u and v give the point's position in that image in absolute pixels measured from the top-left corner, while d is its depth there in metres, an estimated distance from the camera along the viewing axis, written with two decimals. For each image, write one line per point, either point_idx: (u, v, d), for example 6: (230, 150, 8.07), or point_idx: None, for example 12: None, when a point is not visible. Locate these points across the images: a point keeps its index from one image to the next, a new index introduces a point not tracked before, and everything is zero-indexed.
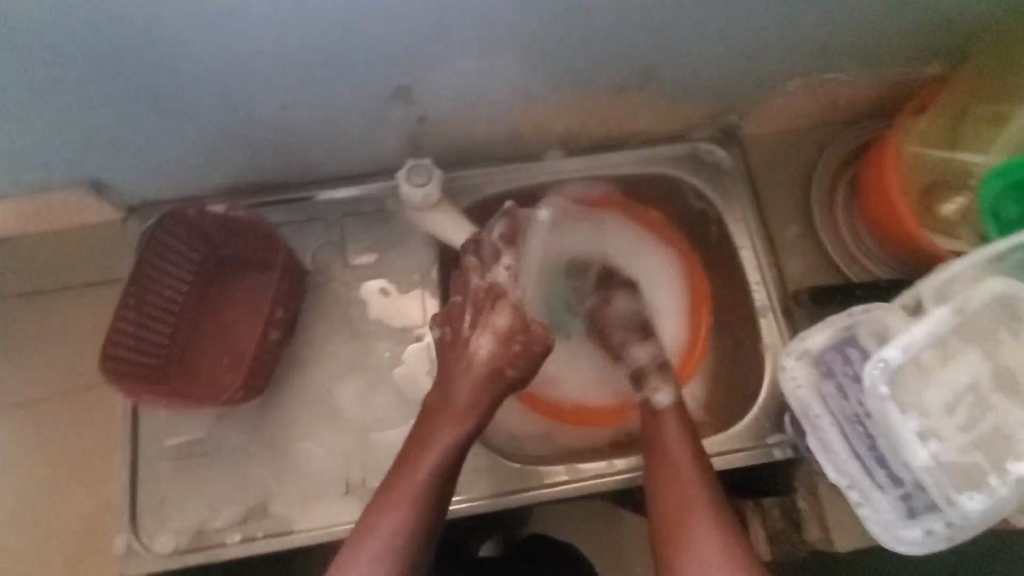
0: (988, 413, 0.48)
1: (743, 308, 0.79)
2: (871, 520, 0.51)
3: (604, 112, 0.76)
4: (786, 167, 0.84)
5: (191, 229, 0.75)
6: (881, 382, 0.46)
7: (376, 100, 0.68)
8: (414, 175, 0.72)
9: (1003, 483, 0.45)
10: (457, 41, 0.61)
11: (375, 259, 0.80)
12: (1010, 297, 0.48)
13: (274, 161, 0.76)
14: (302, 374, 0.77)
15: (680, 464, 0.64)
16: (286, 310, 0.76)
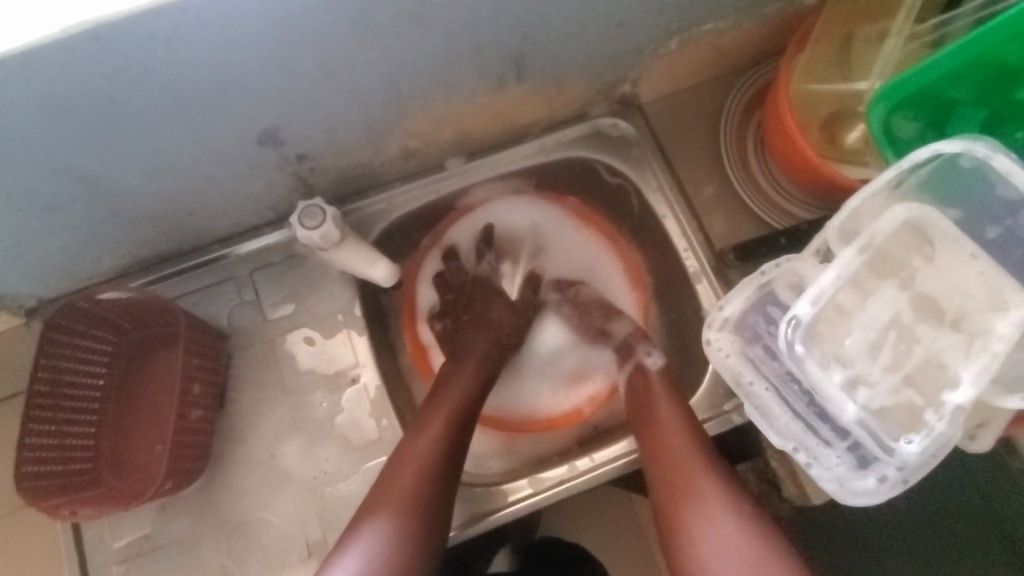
0: (915, 346, 0.50)
1: (676, 278, 0.79)
2: (825, 477, 0.50)
3: (488, 112, 0.73)
4: (689, 125, 0.81)
5: (88, 320, 0.67)
6: (796, 338, 0.47)
7: (245, 149, 0.63)
8: (305, 219, 0.68)
9: (940, 419, 0.46)
10: (307, 71, 0.56)
11: (293, 309, 0.76)
12: (916, 223, 0.50)
13: (159, 231, 0.70)
14: (239, 443, 0.72)
15: (645, 442, 0.64)
16: (204, 386, 0.70)
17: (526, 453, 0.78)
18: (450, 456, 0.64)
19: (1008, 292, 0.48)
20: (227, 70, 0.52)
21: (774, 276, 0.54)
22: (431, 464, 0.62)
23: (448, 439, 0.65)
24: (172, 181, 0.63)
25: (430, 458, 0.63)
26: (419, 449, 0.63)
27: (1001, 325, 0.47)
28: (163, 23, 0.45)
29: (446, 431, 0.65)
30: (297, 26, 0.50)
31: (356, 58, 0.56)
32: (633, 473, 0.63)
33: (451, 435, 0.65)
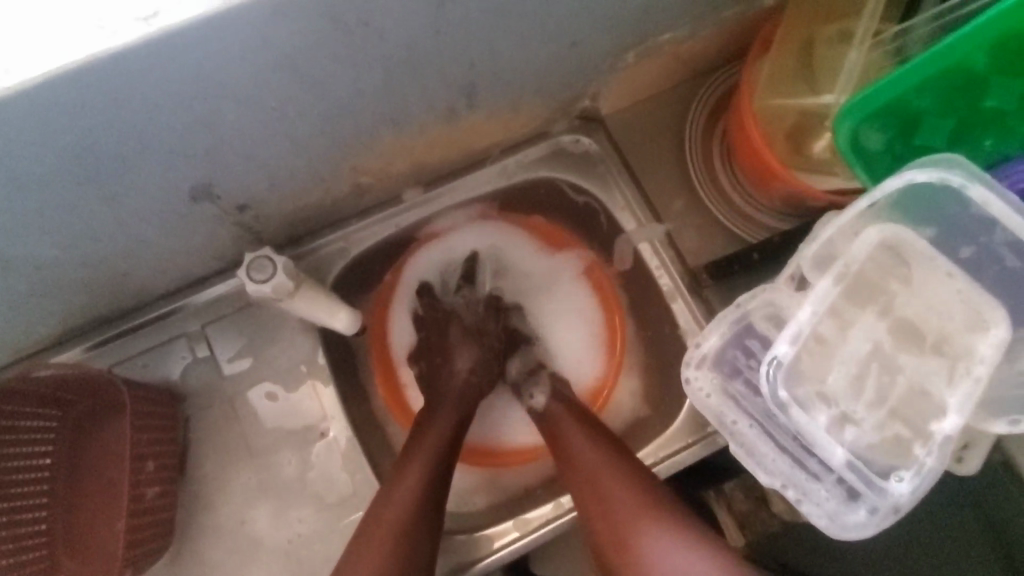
0: (897, 376, 0.48)
1: (651, 297, 0.77)
2: (816, 515, 0.49)
3: (441, 141, 0.69)
4: (653, 137, 0.78)
5: (26, 397, 0.60)
6: (779, 383, 0.45)
7: (178, 206, 0.58)
8: (255, 271, 0.63)
9: (930, 453, 0.44)
10: (234, 121, 0.51)
11: (251, 363, 0.71)
12: (889, 246, 0.48)
13: (95, 295, 0.65)
14: (206, 512, 0.68)
15: (610, 476, 0.63)
16: (160, 460, 0.65)
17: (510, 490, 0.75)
18: (426, 512, 0.62)
19: (987, 311, 0.46)
20: (143, 133, 0.47)
21: (751, 308, 0.51)
22: (407, 523, 0.60)
23: (423, 493, 0.63)
24: (102, 247, 0.58)
25: (407, 517, 0.61)
26: (392, 507, 0.61)
27: (983, 346, 0.46)
28: (59, 98, 0.40)
29: (422, 485, 0.63)
30: (216, 84, 0.46)
31: (289, 104, 0.52)
32: (594, 507, 0.62)
33: (426, 488, 0.63)
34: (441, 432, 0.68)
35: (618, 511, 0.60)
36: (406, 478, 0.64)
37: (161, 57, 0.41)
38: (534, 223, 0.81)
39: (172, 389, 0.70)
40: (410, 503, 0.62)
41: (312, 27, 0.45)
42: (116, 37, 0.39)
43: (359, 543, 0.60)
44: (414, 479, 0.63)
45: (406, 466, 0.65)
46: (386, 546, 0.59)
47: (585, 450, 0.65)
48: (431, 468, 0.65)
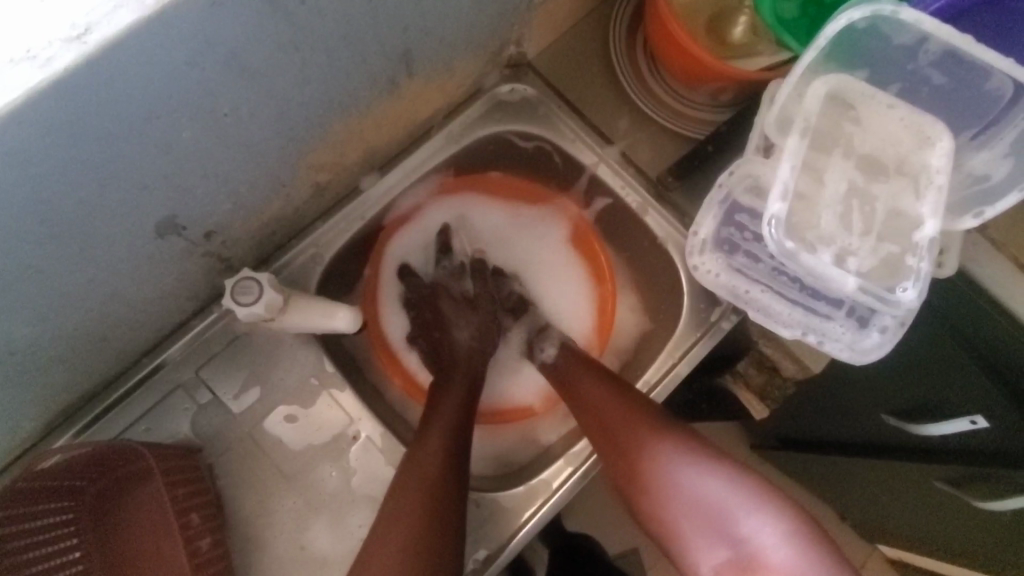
0: (876, 204, 0.53)
1: (624, 216, 0.80)
2: (838, 349, 0.54)
3: (386, 119, 0.68)
4: (583, 68, 0.80)
5: (36, 496, 0.55)
6: (782, 235, 0.49)
7: (145, 246, 0.55)
8: (241, 294, 0.61)
9: (922, 260, 0.49)
10: (187, 138, 0.48)
11: (260, 392, 0.69)
12: (839, 93, 0.52)
13: (74, 368, 0.60)
14: (260, 551, 0.65)
15: (612, 421, 0.67)
16: (202, 510, 0.63)
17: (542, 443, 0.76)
18: (447, 488, 0.61)
19: (930, 129, 0.51)
20: (96, 169, 0.44)
21: (731, 185, 0.55)
22: (432, 502, 0.60)
23: (443, 474, 0.61)
24: (75, 312, 0.54)
25: (427, 498, 0.60)
26: (412, 491, 0.60)
27: (935, 157, 0.51)
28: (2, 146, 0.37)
29: (440, 467, 0.62)
30: (166, 97, 0.44)
31: (240, 107, 0.50)
32: (612, 449, 0.67)
33: (446, 467, 0.62)
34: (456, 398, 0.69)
35: (632, 447, 0.66)
36: (421, 463, 0.62)
37: (107, 76, 0.38)
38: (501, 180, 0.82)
39: (186, 442, 0.67)
40: (429, 484, 0.61)
41: (254, 14, 0.43)
42: (52, 65, 0.35)
43: (381, 531, 0.59)
44: (431, 460, 0.62)
45: (420, 451, 0.63)
46: (417, 507, 0.59)
47: (592, 392, 0.69)
48: (450, 448, 0.64)
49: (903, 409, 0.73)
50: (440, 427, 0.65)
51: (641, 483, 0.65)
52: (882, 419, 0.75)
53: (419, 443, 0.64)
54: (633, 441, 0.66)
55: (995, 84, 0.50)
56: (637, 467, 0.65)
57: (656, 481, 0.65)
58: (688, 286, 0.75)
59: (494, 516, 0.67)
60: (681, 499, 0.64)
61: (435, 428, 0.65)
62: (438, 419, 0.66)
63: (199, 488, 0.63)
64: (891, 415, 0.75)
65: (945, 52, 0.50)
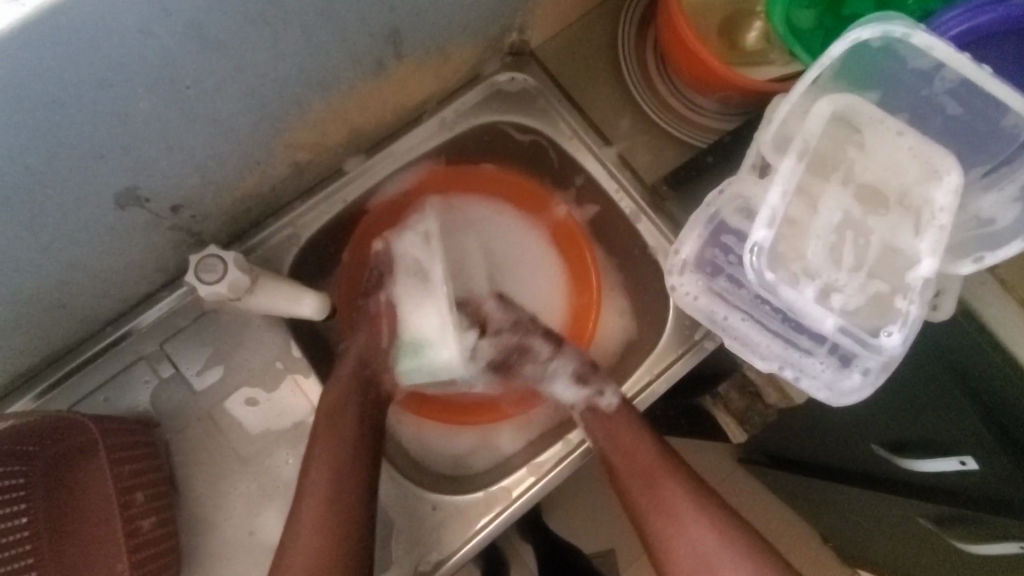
0: (870, 237, 0.49)
1: (616, 221, 0.76)
2: (815, 388, 0.51)
3: (371, 100, 0.65)
4: (589, 61, 0.76)
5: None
6: (764, 267, 0.46)
7: (103, 217, 0.53)
8: (204, 272, 0.60)
9: (911, 303, 0.46)
10: (144, 110, 0.46)
11: (223, 371, 0.67)
12: (845, 115, 0.49)
13: (30, 334, 0.59)
14: (210, 531, 0.64)
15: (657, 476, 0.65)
16: (149, 488, 0.62)
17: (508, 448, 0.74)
18: (342, 512, 0.59)
19: (938, 161, 0.47)
20: (43, 138, 0.42)
21: (720, 204, 0.51)
22: (321, 531, 0.59)
23: (333, 487, 0.60)
24: (27, 279, 0.53)
25: (319, 519, 0.59)
26: (303, 518, 0.59)
27: (941, 194, 0.47)
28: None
29: (329, 480, 0.60)
30: (120, 64, 0.41)
31: (205, 78, 0.47)
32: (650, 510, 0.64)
33: (334, 474, 0.61)
34: (353, 362, 0.68)
35: (668, 506, 0.63)
36: (309, 489, 0.60)
37: (49, 42, 0.36)
38: (499, 175, 0.78)
39: (143, 416, 0.66)
40: (318, 512, 0.59)
41: None
42: None
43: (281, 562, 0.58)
44: (315, 489, 0.60)
45: (307, 477, 0.61)
46: (316, 492, 0.60)
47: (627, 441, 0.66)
48: (333, 473, 0.60)
49: (892, 441, 0.69)
50: (324, 431, 0.62)
51: (681, 548, 0.62)
52: (869, 448, 0.72)
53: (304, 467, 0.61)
54: (669, 498, 0.64)
55: (1013, 121, 0.47)
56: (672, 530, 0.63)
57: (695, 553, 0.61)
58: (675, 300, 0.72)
59: (450, 519, 0.66)
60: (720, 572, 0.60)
61: (318, 447, 0.62)
62: (315, 432, 0.62)
63: (151, 464, 0.63)
64: (881, 445, 0.71)
65: (963, 81, 0.47)
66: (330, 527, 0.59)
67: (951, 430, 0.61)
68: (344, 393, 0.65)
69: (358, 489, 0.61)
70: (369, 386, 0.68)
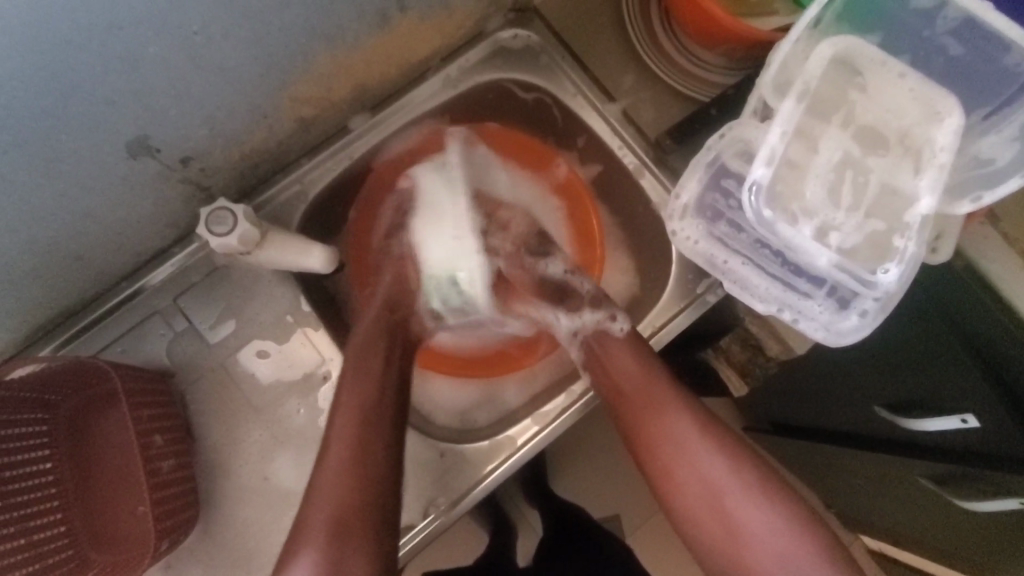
0: (870, 178, 0.50)
1: (619, 177, 0.77)
2: (813, 328, 0.52)
3: (376, 54, 0.66)
4: (592, 16, 0.76)
5: (12, 404, 0.58)
6: (762, 205, 0.47)
7: (116, 166, 0.54)
8: (215, 224, 0.61)
9: (907, 244, 0.47)
10: (155, 56, 0.47)
11: (236, 324, 0.69)
12: (845, 56, 0.49)
13: (48, 286, 0.61)
14: (227, 476, 0.67)
15: (655, 395, 0.64)
16: (167, 433, 0.63)
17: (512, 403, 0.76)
18: (373, 447, 0.60)
19: (939, 101, 0.47)
20: (55, 80, 0.43)
21: (721, 148, 0.52)
22: (353, 467, 0.58)
23: (364, 421, 0.60)
24: (45, 227, 0.54)
25: (348, 455, 0.58)
26: (333, 463, 0.58)
27: (941, 135, 0.47)
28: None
29: (362, 417, 0.61)
30: (128, 7, 0.42)
31: (211, 25, 0.48)
32: (645, 429, 0.64)
33: (367, 411, 0.61)
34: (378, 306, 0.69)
35: (670, 441, 0.63)
36: (340, 425, 0.60)
37: None
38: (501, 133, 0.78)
39: (160, 368, 0.68)
40: (343, 460, 0.58)
41: None
42: None
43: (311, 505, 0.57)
44: (341, 435, 0.60)
45: (335, 429, 0.60)
46: (350, 425, 0.60)
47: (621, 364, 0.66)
48: (366, 409, 0.61)
49: (891, 400, 0.71)
50: (355, 368, 0.63)
51: (682, 480, 0.62)
52: (873, 410, 0.73)
53: (333, 412, 0.62)
54: (670, 429, 0.63)
55: (1015, 60, 0.47)
56: (669, 453, 0.63)
57: (691, 473, 0.62)
58: (678, 255, 0.72)
59: (458, 466, 0.68)
60: (725, 501, 0.60)
61: (350, 392, 0.62)
62: (346, 380, 0.63)
63: (169, 411, 0.65)
64: (884, 407, 0.72)
65: (965, 19, 0.47)
66: (365, 464, 0.59)
67: (952, 379, 0.61)
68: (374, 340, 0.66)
69: (387, 427, 0.62)
70: (399, 325, 0.69)
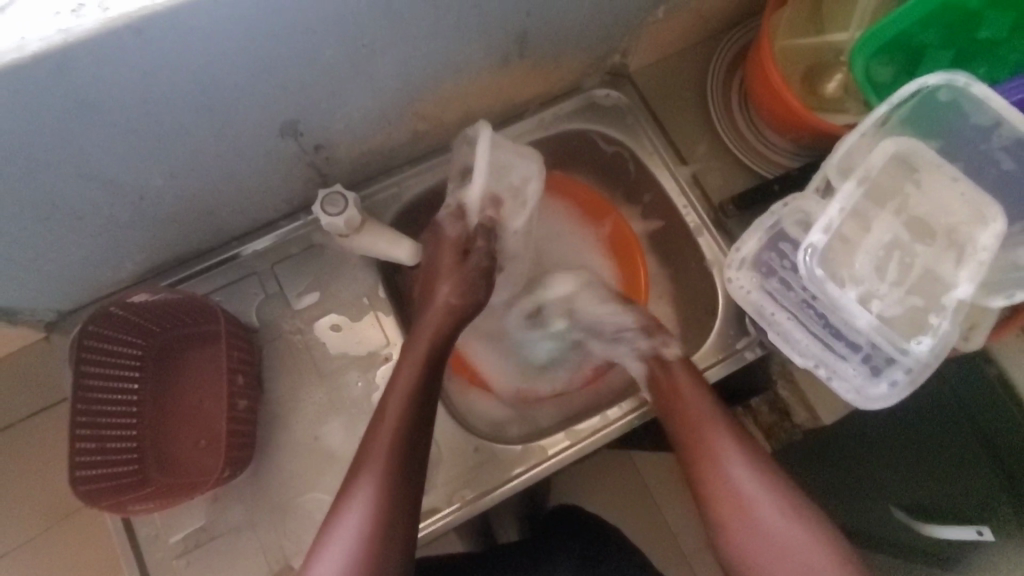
0: (915, 260, 0.56)
1: (679, 232, 0.84)
2: (844, 388, 0.57)
3: (489, 89, 0.76)
4: (678, 90, 0.86)
5: (121, 325, 0.67)
6: (815, 265, 0.53)
7: (267, 141, 0.64)
8: (328, 206, 0.71)
9: (943, 321, 0.53)
10: (326, 58, 0.57)
11: (319, 296, 0.77)
12: (904, 154, 0.55)
13: (179, 231, 0.71)
14: (284, 428, 0.74)
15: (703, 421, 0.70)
16: (245, 376, 0.72)
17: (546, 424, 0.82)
18: (417, 423, 0.66)
19: (987, 208, 0.53)
20: (251, 63, 0.53)
21: (784, 214, 0.59)
22: (394, 440, 0.64)
23: (413, 400, 0.67)
24: (197, 180, 0.64)
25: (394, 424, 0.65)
26: (381, 432, 0.65)
27: (985, 237, 0.53)
28: (190, 18, 0.46)
29: (412, 396, 0.67)
30: (324, 16, 0.52)
31: (376, 42, 0.59)
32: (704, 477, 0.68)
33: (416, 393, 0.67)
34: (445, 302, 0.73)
35: (725, 493, 0.67)
36: (394, 401, 0.67)
37: None
38: (571, 182, 0.87)
39: (248, 322, 0.76)
40: (387, 450, 0.64)
41: None
42: None
43: (359, 460, 0.64)
44: (393, 422, 0.65)
45: (390, 402, 0.67)
46: (402, 401, 0.67)
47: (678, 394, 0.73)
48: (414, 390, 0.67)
49: (909, 501, 0.73)
50: (416, 354, 0.70)
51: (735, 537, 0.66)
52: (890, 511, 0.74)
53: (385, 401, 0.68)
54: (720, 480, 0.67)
55: None
56: (728, 503, 0.66)
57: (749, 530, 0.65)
58: (723, 310, 0.78)
59: (489, 462, 0.74)
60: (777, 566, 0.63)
61: (405, 377, 0.68)
62: (407, 363, 0.70)
63: (249, 360, 0.73)
64: (901, 509, 0.73)
65: (1018, 139, 0.54)
66: (403, 438, 0.65)
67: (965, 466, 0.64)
68: (432, 342, 0.71)
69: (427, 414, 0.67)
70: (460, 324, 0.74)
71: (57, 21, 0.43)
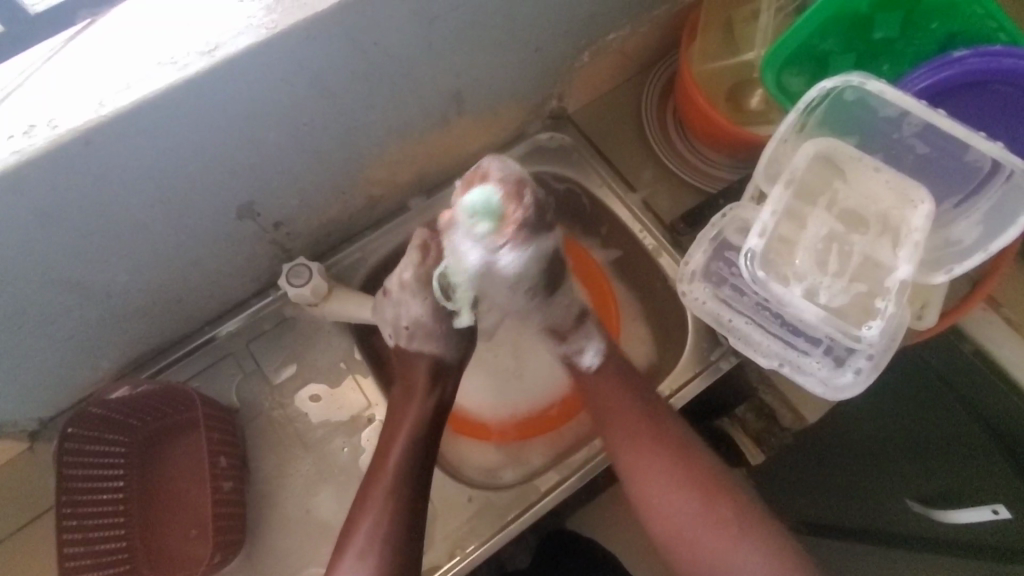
0: (854, 249, 0.59)
1: (639, 256, 0.86)
2: (812, 383, 0.59)
3: (435, 147, 0.79)
4: (616, 124, 0.90)
5: (100, 423, 0.67)
6: (756, 267, 0.56)
7: (226, 225, 0.67)
8: (294, 278, 0.73)
9: (888, 304, 0.56)
10: (270, 142, 0.61)
11: (296, 368, 0.78)
12: (827, 152, 0.58)
13: (152, 324, 0.72)
14: (274, 505, 0.73)
15: (668, 497, 0.69)
16: (228, 458, 0.71)
17: (537, 462, 0.80)
18: (417, 468, 0.68)
19: (912, 191, 0.56)
20: (200, 155, 0.56)
21: (724, 224, 0.62)
22: (397, 485, 0.66)
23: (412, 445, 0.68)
24: (162, 271, 0.66)
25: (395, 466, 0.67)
26: (386, 475, 0.67)
27: (916, 219, 0.56)
28: (135, 122, 0.49)
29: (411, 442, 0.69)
30: (263, 102, 0.56)
31: (317, 120, 0.62)
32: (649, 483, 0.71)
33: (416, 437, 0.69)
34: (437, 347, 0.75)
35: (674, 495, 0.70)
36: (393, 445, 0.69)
37: (220, 79, 0.50)
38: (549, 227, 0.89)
39: (228, 404, 0.77)
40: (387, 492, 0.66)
41: (335, 47, 0.55)
42: (188, 68, 0.48)
43: (364, 500, 0.66)
44: (393, 466, 0.67)
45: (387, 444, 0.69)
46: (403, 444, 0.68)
47: (649, 470, 0.71)
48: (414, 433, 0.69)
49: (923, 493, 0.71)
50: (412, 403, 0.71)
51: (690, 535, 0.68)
52: (905, 504, 0.72)
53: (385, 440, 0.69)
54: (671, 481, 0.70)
55: (974, 157, 0.56)
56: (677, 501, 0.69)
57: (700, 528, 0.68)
58: (693, 325, 0.79)
59: (483, 511, 0.73)
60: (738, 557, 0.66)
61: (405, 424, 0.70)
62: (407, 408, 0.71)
63: (233, 441, 0.73)
64: (914, 501, 0.71)
65: (926, 126, 0.57)
66: (409, 482, 0.67)
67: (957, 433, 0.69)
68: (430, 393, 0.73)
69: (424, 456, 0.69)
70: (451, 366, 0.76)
71: (10, 143, 0.46)
